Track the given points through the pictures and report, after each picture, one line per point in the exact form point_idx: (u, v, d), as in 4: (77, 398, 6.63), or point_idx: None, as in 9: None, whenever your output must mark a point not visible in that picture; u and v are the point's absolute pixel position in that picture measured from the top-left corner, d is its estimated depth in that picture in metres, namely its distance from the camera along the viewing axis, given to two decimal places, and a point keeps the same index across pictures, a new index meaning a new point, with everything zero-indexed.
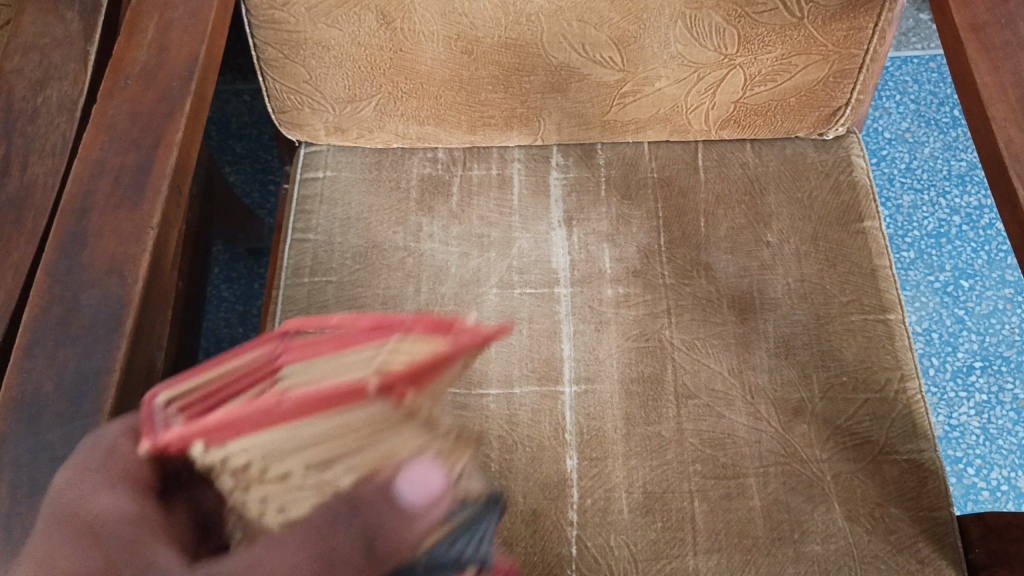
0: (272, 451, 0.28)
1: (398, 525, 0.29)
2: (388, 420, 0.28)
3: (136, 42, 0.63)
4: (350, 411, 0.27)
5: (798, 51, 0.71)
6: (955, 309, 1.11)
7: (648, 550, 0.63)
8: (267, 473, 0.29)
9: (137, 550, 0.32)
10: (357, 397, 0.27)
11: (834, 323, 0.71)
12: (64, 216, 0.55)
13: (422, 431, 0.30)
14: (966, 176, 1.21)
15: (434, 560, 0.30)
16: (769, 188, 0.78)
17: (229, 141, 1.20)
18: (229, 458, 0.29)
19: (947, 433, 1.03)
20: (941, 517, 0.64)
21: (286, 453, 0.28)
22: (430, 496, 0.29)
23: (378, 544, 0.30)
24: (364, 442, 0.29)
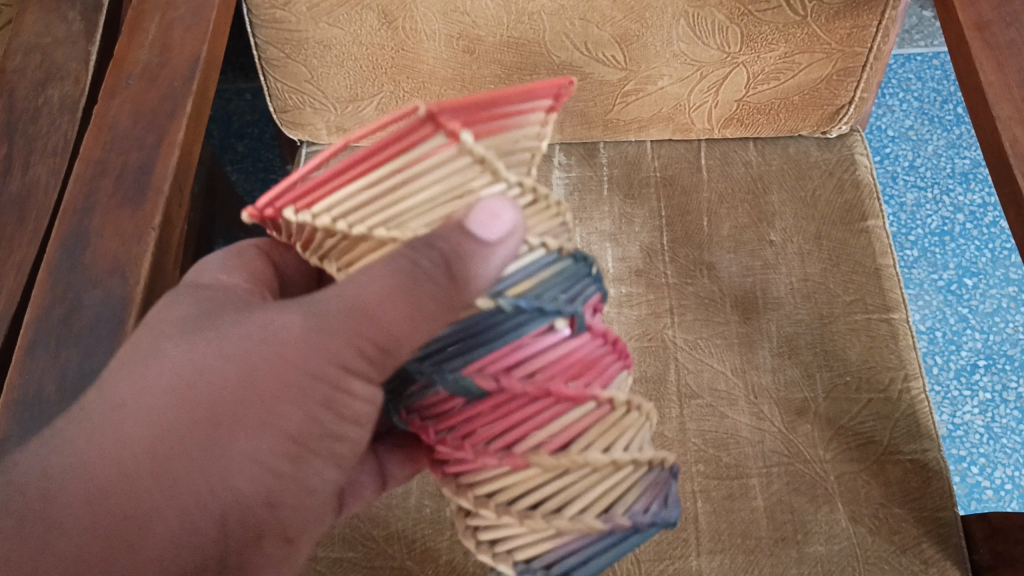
0: (365, 193, 0.35)
1: (476, 257, 0.36)
2: (470, 155, 0.33)
3: (138, 42, 0.63)
4: (428, 141, 0.33)
5: (801, 49, 0.71)
6: (959, 308, 1.11)
7: (651, 551, 0.63)
8: (364, 225, 0.37)
9: (210, 327, 0.43)
10: (427, 124, 0.32)
11: (837, 322, 0.71)
12: (66, 216, 0.55)
13: (495, 172, 0.35)
14: (970, 174, 1.20)
15: (520, 308, 0.37)
16: (772, 187, 0.78)
17: (231, 140, 1.20)
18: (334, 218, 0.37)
19: (951, 432, 1.03)
20: (945, 517, 0.63)
21: (375, 206, 0.36)
22: (497, 225, 0.35)
23: (455, 258, 0.36)
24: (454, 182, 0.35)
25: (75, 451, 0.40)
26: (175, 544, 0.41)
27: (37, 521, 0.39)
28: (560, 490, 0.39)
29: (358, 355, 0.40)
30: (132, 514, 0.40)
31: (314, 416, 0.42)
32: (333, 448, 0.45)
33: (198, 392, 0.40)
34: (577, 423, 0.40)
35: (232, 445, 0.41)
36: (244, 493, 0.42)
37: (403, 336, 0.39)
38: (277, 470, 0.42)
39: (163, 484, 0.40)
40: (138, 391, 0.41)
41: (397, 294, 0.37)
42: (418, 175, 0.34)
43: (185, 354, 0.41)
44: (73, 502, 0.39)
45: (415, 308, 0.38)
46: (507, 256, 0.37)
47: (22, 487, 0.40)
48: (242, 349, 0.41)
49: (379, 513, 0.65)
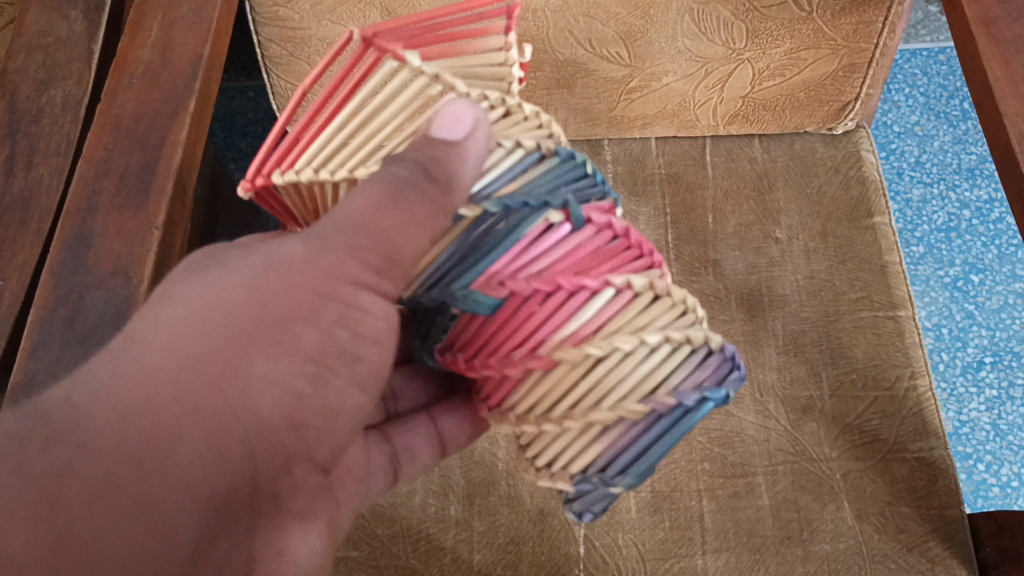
0: (334, 129, 0.41)
1: (447, 161, 0.38)
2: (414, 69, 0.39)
3: (140, 41, 0.63)
4: (373, 69, 0.41)
5: (806, 45, 0.70)
6: (965, 304, 1.10)
7: (656, 550, 0.63)
8: (343, 168, 0.41)
9: (213, 260, 0.40)
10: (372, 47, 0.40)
11: (843, 320, 0.70)
12: (70, 217, 0.55)
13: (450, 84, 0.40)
14: (977, 170, 1.20)
15: (509, 206, 0.38)
16: (778, 184, 0.77)
17: (234, 138, 1.20)
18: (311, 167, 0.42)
19: (957, 429, 1.02)
20: (952, 515, 0.63)
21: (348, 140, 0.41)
22: (461, 120, 0.38)
23: (431, 165, 0.38)
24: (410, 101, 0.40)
25: (93, 376, 0.36)
26: (207, 466, 0.36)
27: (64, 445, 0.33)
28: (591, 384, 0.37)
29: (364, 265, 0.39)
30: (162, 434, 0.35)
31: (330, 334, 0.40)
32: (354, 372, 0.42)
33: (217, 309, 0.38)
34: (598, 314, 0.38)
35: (257, 356, 0.38)
36: (267, 414, 0.38)
37: (404, 242, 0.39)
38: (298, 391, 0.39)
39: (192, 401, 0.36)
40: (153, 318, 0.38)
41: (385, 207, 0.38)
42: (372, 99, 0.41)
43: (199, 279, 0.39)
44: (97, 426, 0.34)
45: (408, 214, 0.38)
46: (480, 162, 0.39)
47: (44, 413, 0.34)
48: (257, 263, 0.39)
49: (385, 512, 0.65)
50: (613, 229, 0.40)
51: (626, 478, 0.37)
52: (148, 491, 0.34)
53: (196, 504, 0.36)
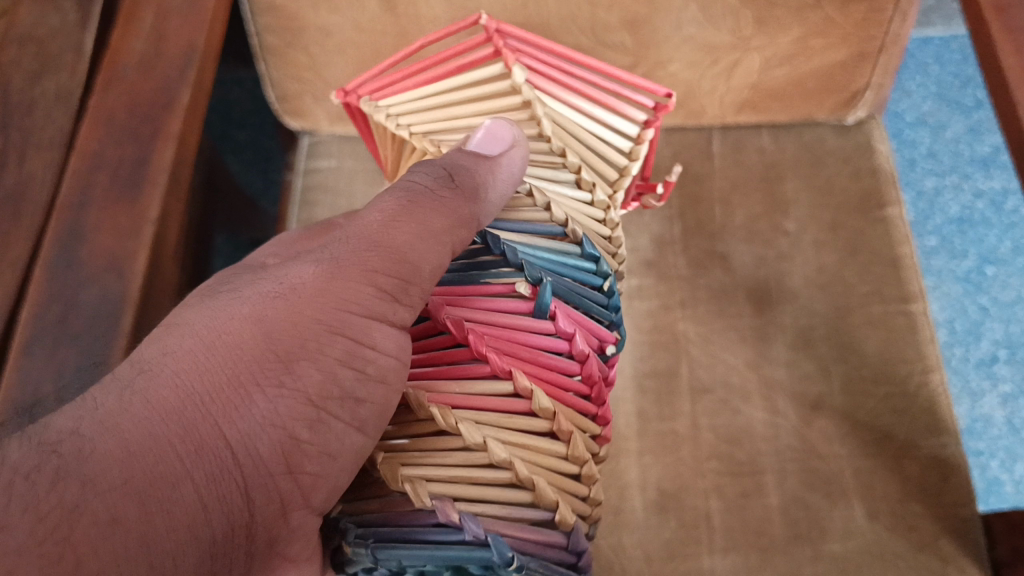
0: (433, 98, 0.57)
1: (483, 169, 0.44)
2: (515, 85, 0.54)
3: (134, 31, 0.62)
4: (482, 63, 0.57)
5: (816, 33, 0.68)
6: (979, 297, 1.08)
7: (663, 549, 0.61)
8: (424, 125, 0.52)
9: (222, 289, 0.40)
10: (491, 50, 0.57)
11: (855, 314, 0.69)
12: (62, 211, 0.54)
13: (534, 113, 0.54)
14: (990, 160, 1.17)
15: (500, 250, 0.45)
16: (787, 175, 0.76)
17: (232, 130, 1.18)
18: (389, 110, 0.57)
19: (970, 425, 1.01)
20: (965, 514, 0.61)
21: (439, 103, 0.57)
22: (496, 139, 0.46)
23: (454, 170, 0.43)
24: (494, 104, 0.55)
25: (96, 405, 0.34)
26: (205, 510, 0.34)
27: (70, 483, 0.32)
28: (453, 470, 0.40)
29: (374, 290, 0.39)
30: (162, 473, 0.33)
31: (333, 372, 0.37)
32: (361, 415, 0.39)
33: (222, 341, 0.37)
34: (505, 403, 0.42)
35: (258, 395, 0.36)
36: (266, 457, 0.36)
37: (418, 259, 0.40)
38: (298, 434, 0.37)
39: (192, 439, 0.34)
40: (161, 346, 0.37)
41: (402, 216, 0.40)
42: (474, 91, 0.56)
43: (208, 307, 0.38)
44: (104, 459, 0.32)
45: (422, 227, 0.40)
46: (512, 179, 0.45)
47: (52, 444, 0.33)
48: (266, 292, 0.38)
49: None
50: (574, 350, 0.44)
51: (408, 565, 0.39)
52: (150, 533, 0.33)
53: (195, 548, 0.34)
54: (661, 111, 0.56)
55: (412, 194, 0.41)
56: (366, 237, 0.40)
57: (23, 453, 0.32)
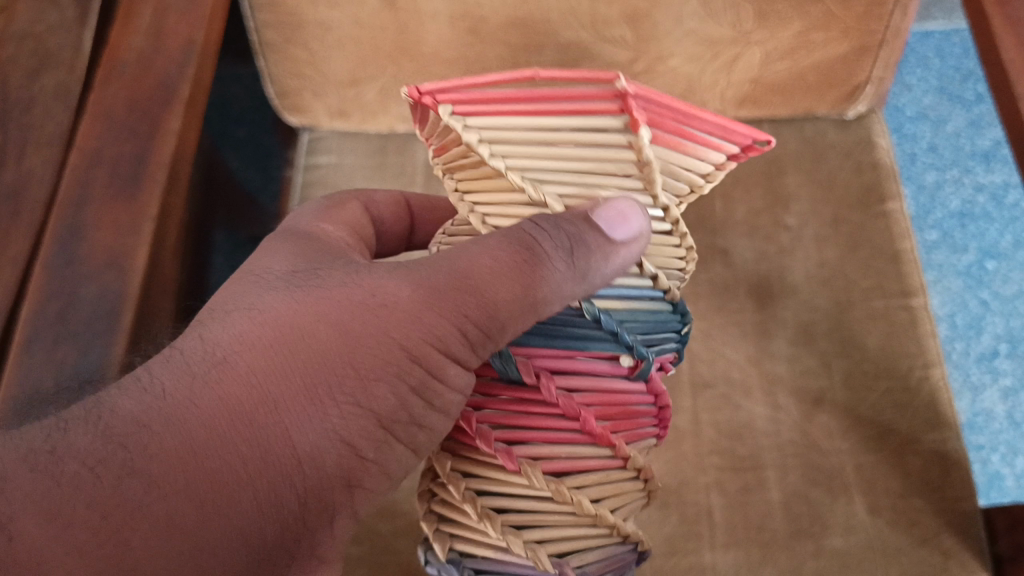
0: (529, 131, 0.40)
1: (598, 252, 0.38)
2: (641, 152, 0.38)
3: (132, 28, 0.61)
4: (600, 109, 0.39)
5: (817, 27, 0.68)
6: (980, 292, 1.08)
7: (664, 545, 0.61)
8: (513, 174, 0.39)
9: (313, 288, 0.42)
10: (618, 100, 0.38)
11: (856, 309, 0.69)
12: (62, 208, 0.54)
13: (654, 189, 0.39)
14: (991, 154, 1.17)
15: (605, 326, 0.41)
16: (788, 169, 0.75)
17: (231, 127, 1.18)
18: (481, 137, 0.40)
19: (971, 421, 1.01)
20: (966, 508, 0.61)
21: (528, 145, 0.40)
22: (624, 222, 0.38)
23: (577, 247, 0.38)
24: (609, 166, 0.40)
25: (172, 400, 0.37)
26: (259, 516, 0.37)
27: (136, 479, 0.35)
28: (530, 512, 0.42)
29: (460, 333, 0.39)
30: (223, 476, 0.36)
31: (403, 401, 0.40)
32: (418, 439, 0.41)
33: (300, 351, 0.39)
34: (605, 464, 0.42)
35: (327, 411, 0.38)
36: (329, 473, 0.39)
37: (506, 320, 0.39)
38: (358, 453, 0.39)
39: (256, 446, 0.37)
40: (240, 343, 0.39)
41: (507, 271, 0.39)
42: (580, 142, 0.39)
43: (291, 304, 0.41)
44: (169, 456, 0.36)
45: (516, 288, 0.39)
46: (620, 268, 0.40)
47: (121, 435, 0.36)
48: (351, 303, 0.40)
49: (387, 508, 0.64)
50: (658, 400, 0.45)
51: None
52: (203, 531, 0.36)
53: (242, 551, 0.37)
54: (751, 155, 0.42)
55: (523, 252, 0.38)
56: (454, 268, 0.40)
57: (96, 442, 0.36)
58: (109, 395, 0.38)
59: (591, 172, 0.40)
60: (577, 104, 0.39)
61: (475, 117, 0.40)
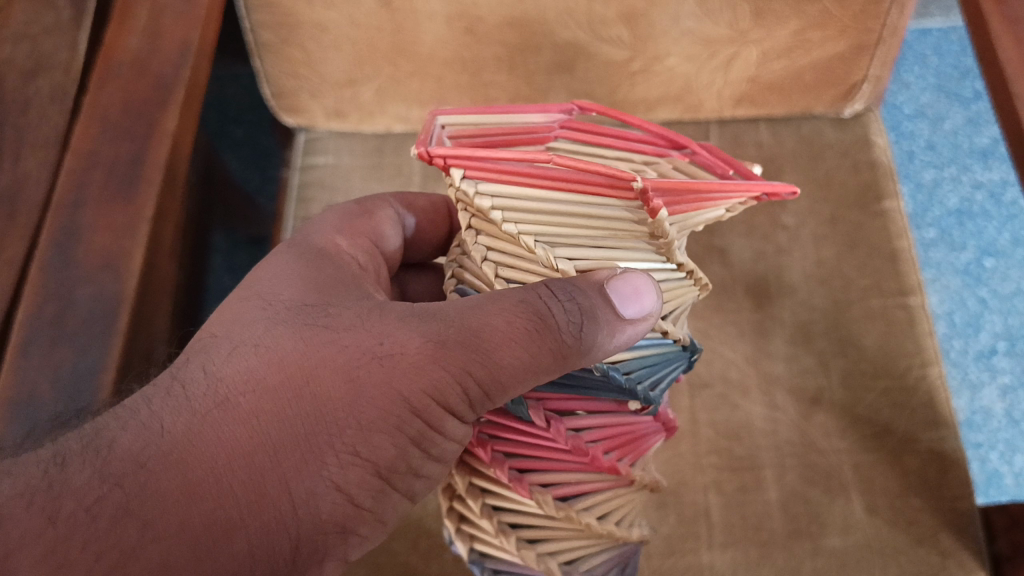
0: (544, 206, 0.40)
1: (606, 330, 0.39)
2: (657, 228, 0.40)
3: (127, 29, 0.61)
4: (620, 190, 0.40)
5: (814, 25, 0.68)
6: (978, 289, 1.08)
7: (662, 545, 0.61)
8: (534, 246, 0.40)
9: (319, 329, 0.42)
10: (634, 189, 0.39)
11: (854, 308, 0.69)
12: (57, 211, 0.54)
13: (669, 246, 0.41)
14: (990, 151, 1.17)
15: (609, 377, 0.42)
16: (786, 168, 0.75)
17: (228, 126, 1.18)
18: (495, 206, 0.40)
19: (970, 419, 1.00)
20: (964, 507, 0.61)
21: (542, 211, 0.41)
22: (637, 302, 0.39)
23: (587, 320, 0.38)
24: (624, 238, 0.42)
25: (172, 438, 0.38)
26: (252, 563, 0.38)
27: (132, 522, 0.35)
28: (540, 528, 0.47)
29: (464, 389, 0.40)
30: (221, 520, 0.37)
31: (403, 452, 0.41)
32: (416, 487, 0.44)
33: (307, 400, 0.40)
34: (611, 484, 0.46)
35: (332, 461, 0.39)
36: (323, 520, 0.40)
37: (510, 383, 0.40)
38: (354, 501, 0.40)
39: (254, 492, 0.38)
40: (246, 382, 0.40)
41: (519, 338, 0.39)
42: (596, 212, 0.41)
43: (298, 346, 0.41)
44: (167, 500, 0.36)
45: (524, 351, 0.39)
46: (629, 342, 0.40)
47: (117, 476, 0.36)
48: (358, 352, 0.41)
49: None
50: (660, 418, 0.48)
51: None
52: (197, 575, 0.36)
53: None
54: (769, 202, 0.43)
55: (535, 322, 0.39)
56: (461, 321, 0.40)
57: (93, 481, 0.36)
58: (109, 429, 0.38)
59: (608, 245, 0.42)
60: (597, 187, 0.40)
61: (490, 184, 0.40)
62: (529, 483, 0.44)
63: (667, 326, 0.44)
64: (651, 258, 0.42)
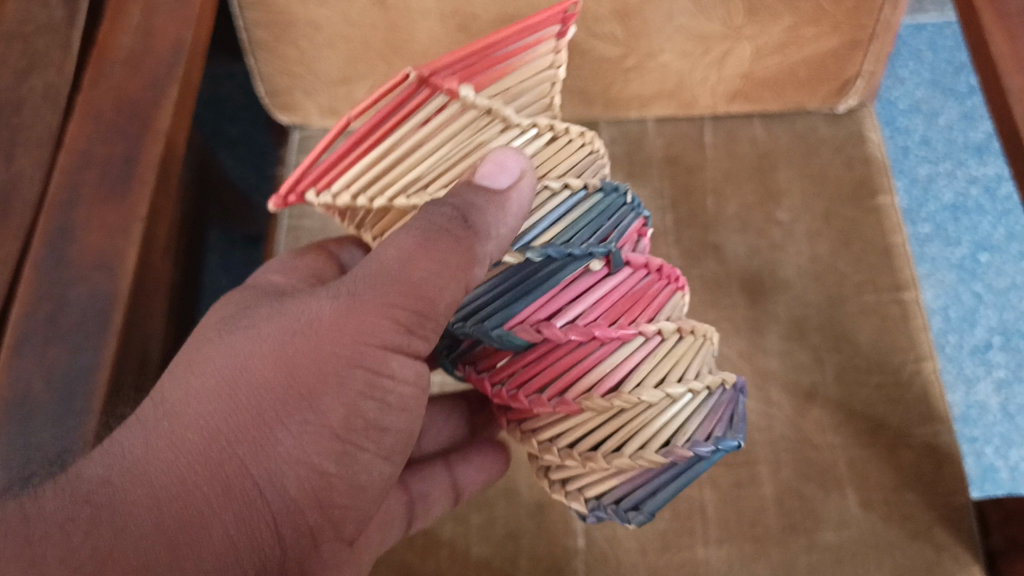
0: (378, 167, 0.46)
1: (491, 208, 0.43)
2: (471, 104, 0.46)
3: (120, 28, 0.61)
4: (421, 103, 0.46)
5: (808, 22, 0.68)
6: (973, 284, 1.08)
7: (657, 541, 0.61)
8: (400, 196, 0.46)
9: (253, 325, 0.43)
10: (421, 87, 0.45)
11: (848, 304, 0.69)
12: (51, 211, 0.53)
13: (503, 118, 0.47)
14: (984, 146, 1.17)
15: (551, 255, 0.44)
16: (780, 164, 0.75)
17: (224, 124, 1.18)
18: (354, 193, 0.46)
19: (965, 413, 1.01)
20: (958, 502, 0.61)
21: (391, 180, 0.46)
22: (506, 170, 0.43)
23: (467, 211, 0.43)
24: (465, 138, 0.47)
25: (127, 449, 0.39)
26: (235, 548, 0.39)
27: (104, 530, 0.36)
28: (608, 426, 0.46)
29: (391, 324, 0.42)
30: (192, 513, 0.38)
31: (354, 407, 0.42)
32: (385, 444, 0.45)
33: (245, 381, 0.41)
34: (628, 359, 0.46)
35: (281, 431, 0.40)
36: (295, 492, 0.41)
37: (434, 293, 0.43)
38: (323, 469, 0.41)
39: (216, 481, 0.39)
40: (190, 387, 0.41)
41: (426, 249, 0.42)
42: (422, 138, 0.46)
43: (233, 347, 0.42)
44: (136, 509, 0.37)
45: (438, 267, 0.42)
46: (523, 209, 0.44)
47: (86, 495, 0.37)
48: (287, 329, 0.42)
49: None
50: (634, 261, 0.48)
51: (637, 514, 0.46)
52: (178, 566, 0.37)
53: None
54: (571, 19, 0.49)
55: (432, 230, 0.42)
56: (382, 275, 0.43)
57: (64, 505, 0.37)
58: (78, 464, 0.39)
59: (461, 154, 0.47)
60: (406, 108, 0.46)
61: (336, 182, 0.46)
62: (571, 398, 0.45)
63: (567, 182, 0.47)
64: (508, 133, 0.48)
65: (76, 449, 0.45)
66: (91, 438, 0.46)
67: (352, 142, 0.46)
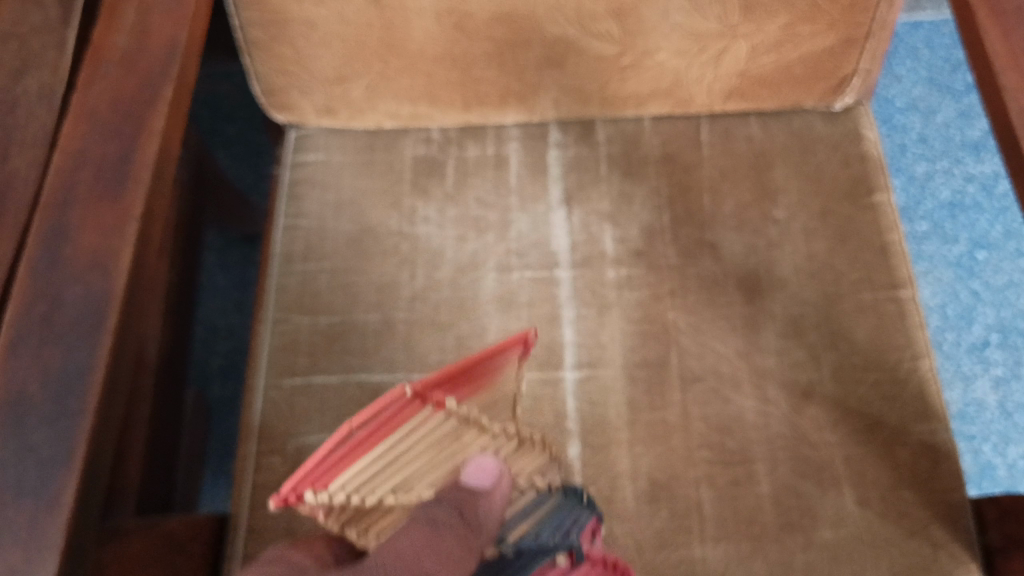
0: (365, 475, 0.45)
1: (482, 508, 0.44)
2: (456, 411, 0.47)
3: (115, 27, 0.61)
4: (409, 415, 0.44)
5: (804, 19, 0.68)
6: (971, 282, 1.08)
7: (653, 539, 0.61)
8: (378, 493, 0.46)
9: None
10: (415, 399, 0.43)
11: (844, 302, 0.69)
12: (45, 210, 0.53)
13: (476, 429, 0.49)
14: (981, 144, 1.17)
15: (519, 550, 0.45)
16: (776, 162, 0.75)
17: (221, 124, 1.17)
18: (344, 488, 0.44)
19: (963, 411, 1.01)
20: (955, 499, 0.62)
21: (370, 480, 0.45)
22: (489, 474, 0.45)
23: (462, 506, 0.44)
24: (445, 447, 0.48)
25: None
26: None
27: None
28: None
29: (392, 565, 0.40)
30: None
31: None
32: None
33: None
34: None
35: None
36: None
37: None
38: None
39: None
40: None
41: (423, 551, 0.41)
42: (402, 450, 0.45)
43: None
44: None
45: (439, 559, 0.41)
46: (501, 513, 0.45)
47: None
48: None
49: None
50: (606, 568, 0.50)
51: None
52: None
53: None
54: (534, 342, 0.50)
55: (434, 522, 0.42)
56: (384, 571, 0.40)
57: None
58: None
59: (430, 462, 0.47)
60: (385, 417, 0.42)
61: (330, 481, 0.43)
62: None
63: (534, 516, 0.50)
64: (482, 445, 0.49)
65: (71, 450, 0.45)
66: (86, 437, 0.46)
67: (345, 451, 0.41)
